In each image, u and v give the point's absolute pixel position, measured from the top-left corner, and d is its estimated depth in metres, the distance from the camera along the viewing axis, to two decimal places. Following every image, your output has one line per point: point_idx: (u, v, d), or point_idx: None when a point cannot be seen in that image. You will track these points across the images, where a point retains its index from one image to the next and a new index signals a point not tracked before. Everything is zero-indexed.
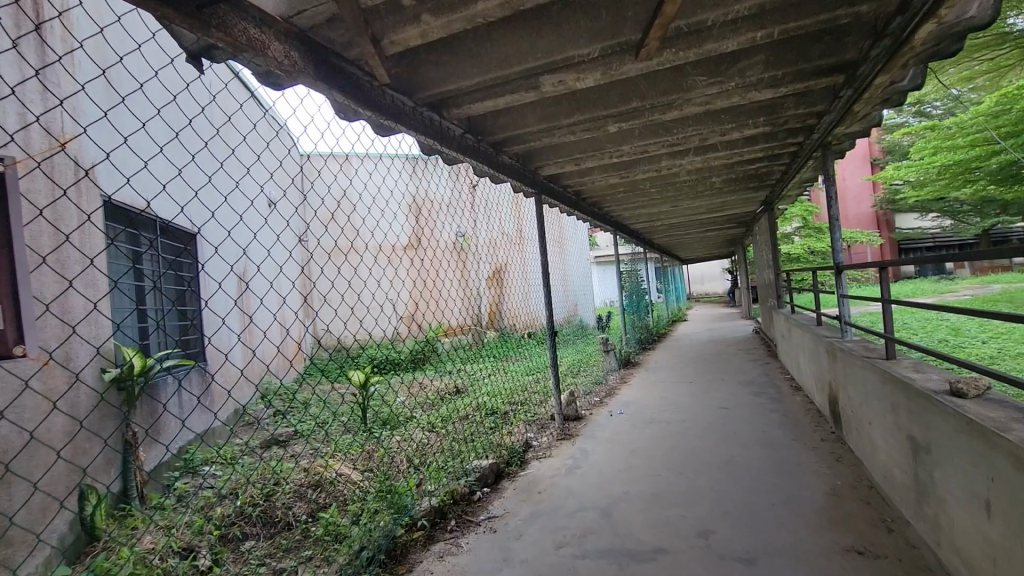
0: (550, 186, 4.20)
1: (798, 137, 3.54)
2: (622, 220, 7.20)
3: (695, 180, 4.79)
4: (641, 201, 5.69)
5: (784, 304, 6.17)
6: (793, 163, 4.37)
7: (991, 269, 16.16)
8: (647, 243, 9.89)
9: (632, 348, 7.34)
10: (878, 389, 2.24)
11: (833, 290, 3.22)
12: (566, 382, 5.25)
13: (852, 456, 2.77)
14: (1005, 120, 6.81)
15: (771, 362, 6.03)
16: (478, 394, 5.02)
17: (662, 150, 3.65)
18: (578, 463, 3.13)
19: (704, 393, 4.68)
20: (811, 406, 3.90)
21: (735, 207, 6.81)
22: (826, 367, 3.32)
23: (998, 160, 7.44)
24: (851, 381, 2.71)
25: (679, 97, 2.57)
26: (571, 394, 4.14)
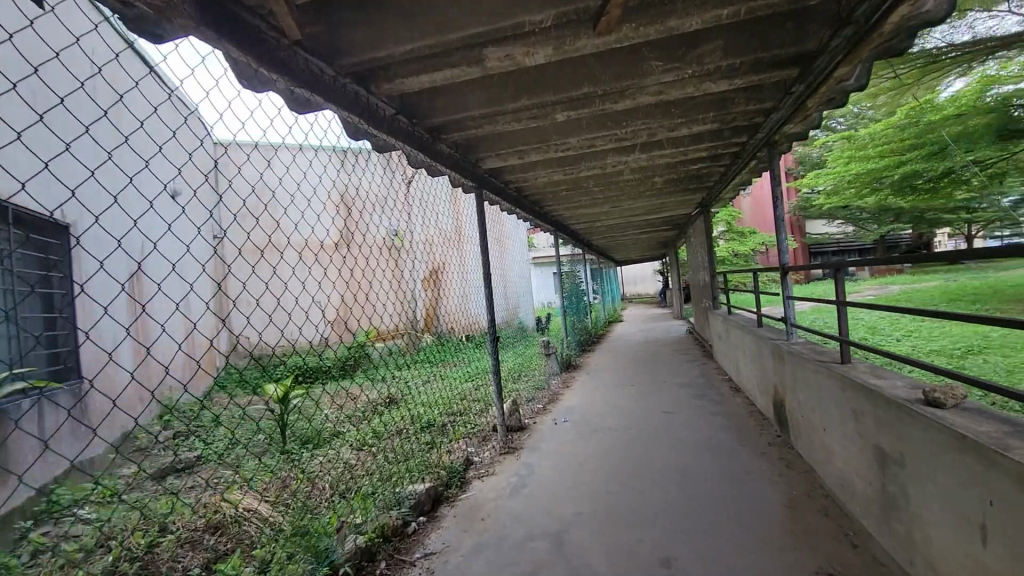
0: (490, 180, 3.92)
1: (742, 137, 3.50)
2: (562, 220, 7.04)
3: (637, 180, 4.70)
4: (582, 201, 5.56)
5: (719, 305, 6.28)
6: (732, 165, 4.38)
7: (888, 272, 17.75)
8: (585, 244, 9.86)
9: (574, 351, 7.22)
10: (836, 394, 2.16)
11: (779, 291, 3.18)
12: (507, 389, 5.00)
13: (802, 462, 2.72)
14: (910, 134, 7.33)
15: (708, 362, 6.10)
16: (413, 406, 4.64)
17: (608, 146, 3.49)
18: (523, 480, 2.88)
19: (647, 397, 4.59)
20: (753, 407, 3.88)
21: (673, 209, 6.87)
22: (771, 369, 3.28)
23: (903, 171, 8.01)
24: (801, 384, 2.65)
25: (633, 84, 2.38)
26: (514, 403, 3.89)
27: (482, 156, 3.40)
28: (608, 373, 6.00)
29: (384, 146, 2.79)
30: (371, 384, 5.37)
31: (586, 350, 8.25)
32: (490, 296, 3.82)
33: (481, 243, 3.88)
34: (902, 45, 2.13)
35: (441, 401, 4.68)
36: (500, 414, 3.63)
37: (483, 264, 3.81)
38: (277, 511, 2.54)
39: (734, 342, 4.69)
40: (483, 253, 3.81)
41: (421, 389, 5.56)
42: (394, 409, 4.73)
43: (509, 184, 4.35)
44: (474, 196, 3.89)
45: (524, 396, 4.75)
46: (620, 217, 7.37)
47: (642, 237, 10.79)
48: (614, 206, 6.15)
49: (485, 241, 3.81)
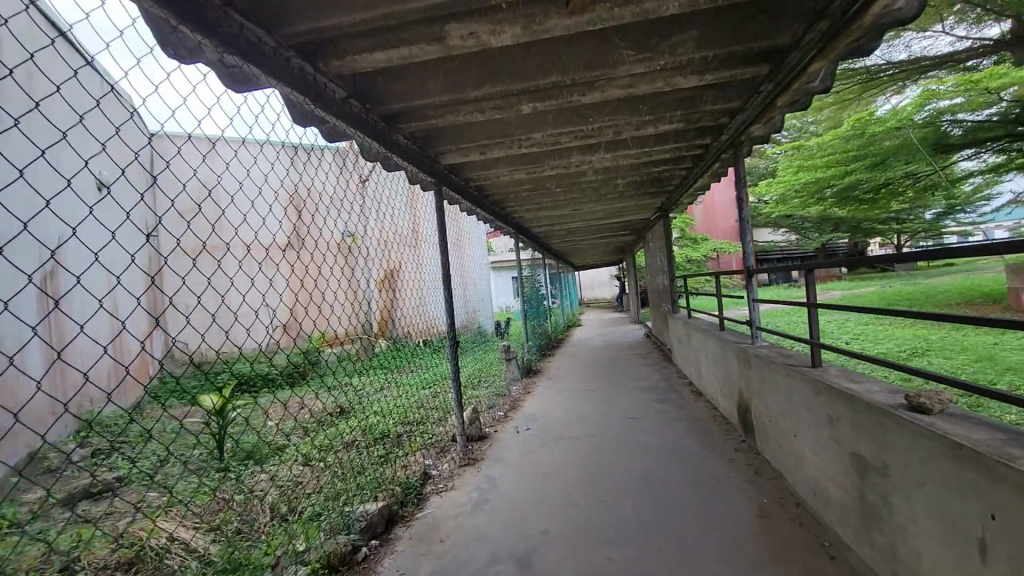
0: (450, 177, 3.74)
1: (706, 138, 3.47)
2: (523, 222, 6.93)
3: (600, 181, 4.63)
4: (544, 202, 5.44)
5: (678, 308, 6.31)
6: (694, 168, 4.37)
7: (829, 278, 18.67)
8: (545, 248, 9.78)
9: (534, 355, 7.10)
10: (809, 399, 2.09)
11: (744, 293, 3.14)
12: (467, 396, 4.80)
13: (771, 468, 2.67)
14: (854, 145, 7.67)
15: (668, 366, 6.10)
16: (366, 415, 4.37)
17: (573, 143, 3.37)
18: (484, 495, 2.70)
19: (610, 402, 4.50)
20: (716, 411, 3.85)
21: (632, 213, 6.87)
22: (736, 373, 3.24)
23: (847, 180, 8.36)
24: (769, 389, 2.60)
25: (603, 74, 2.27)
26: (474, 411, 3.69)
27: (442, 150, 3.21)
28: (570, 378, 5.90)
29: (333, 134, 2.56)
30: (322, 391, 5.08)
31: (546, 354, 8.15)
32: (449, 296, 3.62)
33: (439, 239, 3.67)
34: (871, 45, 2.12)
35: (397, 410, 4.43)
36: (460, 422, 3.43)
37: (442, 260, 3.61)
38: (207, 540, 2.25)
39: (695, 346, 4.68)
40: (440, 249, 3.60)
41: (376, 397, 5.28)
42: (346, 419, 4.44)
43: (470, 181, 4.17)
44: (433, 193, 3.68)
45: (484, 403, 4.56)
46: (581, 221, 7.33)
47: (601, 242, 10.84)
48: (576, 209, 6.08)
49: (443, 236, 3.61)
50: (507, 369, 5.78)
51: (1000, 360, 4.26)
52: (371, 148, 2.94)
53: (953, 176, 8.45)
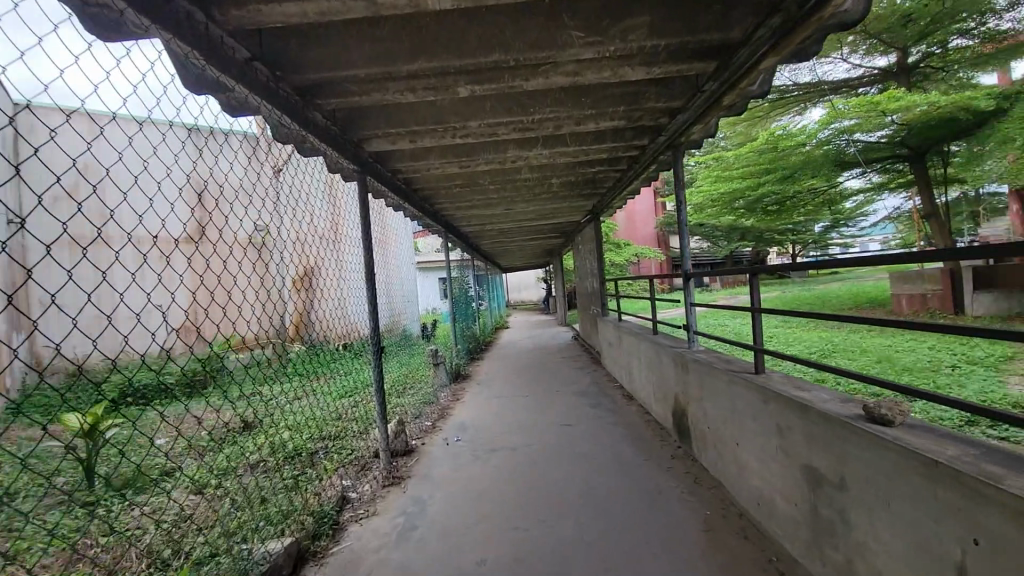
0: (375, 166, 3.40)
1: (644, 140, 3.42)
2: (452, 222, 6.70)
3: (535, 180, 4.49)
4: (475, 200, 5.21)
5: (607, 311, 6.32)
6: (628, 171, 4.34)
7: (737, 283, 19.99)
8: (474, 249, 9.53)
9: (463, 360, 6.84)
10: (754, 407, 2.03)
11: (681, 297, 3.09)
12: (390, 406, 4.45)
13: (709, 476, 2.62)
14: (767, 159, 8.15)
15: (597, 369, 6.08)
16: (275, 431, 3.89)
17: (511, 136, 3.18)
18: (412, 521, 2.42)
19: (542, 408, 4.35)
20: (648, 415, 3.82)
21: (564, 215, 6.82)
22: (671, 377, 3.19)
23: (759, 192, 8.89)
24: (709, 395, 2.54)
25: (550, 57, 2.09)
26: (399, 423, 3.38)
27: (367, 135, 2.89)
28: (500, 383, 5.71)
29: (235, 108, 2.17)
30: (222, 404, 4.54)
31: (475, 358, 7.91)
32: (371, 295, 3.28)
33: (360, 230, 3.26)
34: (814, 48, 2.10)
35: (311, 425, 3.99)
36: (382, 437, 3.10)
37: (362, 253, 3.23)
38: None
39: (626, 350, 4.66)
40: (359, 237, 3.21)
41: (286, 410, 4.79)
42: (250, 434, 3.93)
43: (397, 172, 3.83)
44: (356, 183, 3.34)
45: (409, 412, 4.24)
46: (512, 221, 7.20)
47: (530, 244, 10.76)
48: (509, 208, 5.91)
49: (364, 227, 3.22)
50: (435, 374, 5.48)
51: (895, 361, 4.63)
52: (282, 127, 2.56)
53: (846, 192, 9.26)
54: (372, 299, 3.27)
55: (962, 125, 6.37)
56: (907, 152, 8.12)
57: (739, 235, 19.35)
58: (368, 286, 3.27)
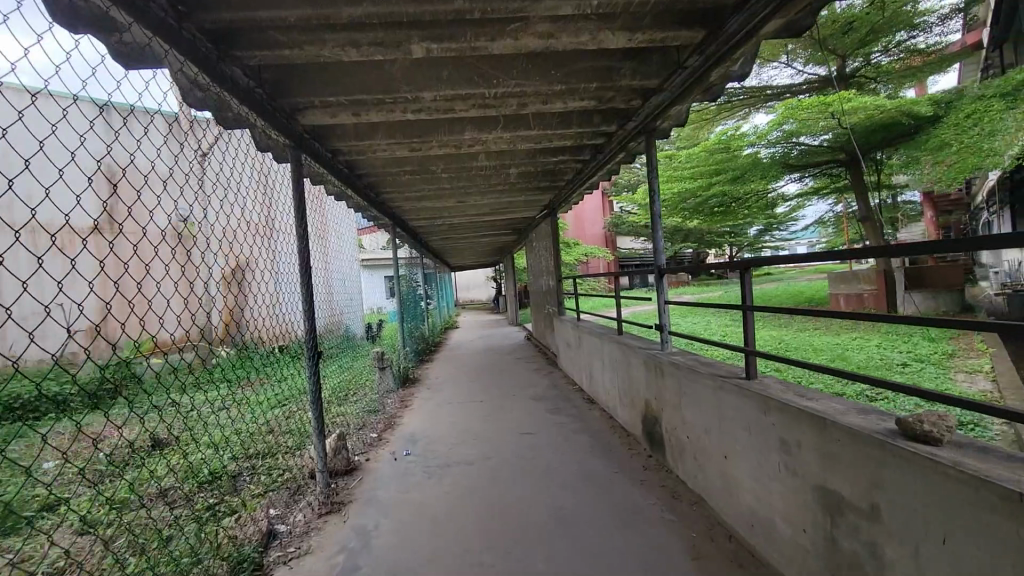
0: (313, 143, 2.97)
1: (612, 126, 3.17)
2: (399, 216, 6.26)
3: (492, 169, 4.18)
4: (425, 191, 4.82)
5: (564, 310, 6.08)
6: (590, 162, 4.11)
7: (680, 281, 20.45)
8: (422, 246, 9.06)
9: (411, 362, 6.41)
10: (751, 419, 1.80)
11: (654, 294, 2.85)
12: (329, 417, 3.98)
13: (687, 490, 2.40)
14: (717, 161, 8.22)
15: (553, 371, 5.83)
16: (193, 450, 3.36)
17: (470, 114, 2.84)
18: (355, 559, 2.04)
19: (500, 415, 4.02)
20: (613, 421, 3.58)
21: (518, 210, 6.53)
22: (642, 381, 2.96)
23: (708, 193, 9.00)
24: (689, 401, 2.31)
25: (523, 12, 1.78)
26: (339, 438, 2.96)
27: (302, 102, 2.47)
28: (452, 387, 5.33)
29: (134, 58, 1.74)
30: (130, 419, 3.93)
31: (423, 360, 7.47)
32: (307, 292, 2.82)
33: (296, 213, 2.79)
34: (809, 21, 1.92)
35: (236, 442, 3.47)
36: (319, 456, 2.68)
37: (299, 243, 2.78)
38: None
39: (586, 351, 4.43)
40: (295, 222, 2.76)
41: (210, 424, 4.21)
42: (160, 453, 3.36)
43: (339, 152, 3.39)
44: (291, 160, 2.88)
45: (351, 425, 3.80)
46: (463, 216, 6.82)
47: (482, 241, 10.41)
48: (462, 201, 5.55)
49: (301, 210, 2.77)
50: (380, 380, 5.04)
51: (848, 360, 4.64)
52: (194, 85, 2.09)
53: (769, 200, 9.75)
54: (309, 296, 2.83)
55: (900, 130, 6.61)
56: (846, 157, 8.43)
57: (682, 235, 19.85)
58: (305, 281, 2.81)
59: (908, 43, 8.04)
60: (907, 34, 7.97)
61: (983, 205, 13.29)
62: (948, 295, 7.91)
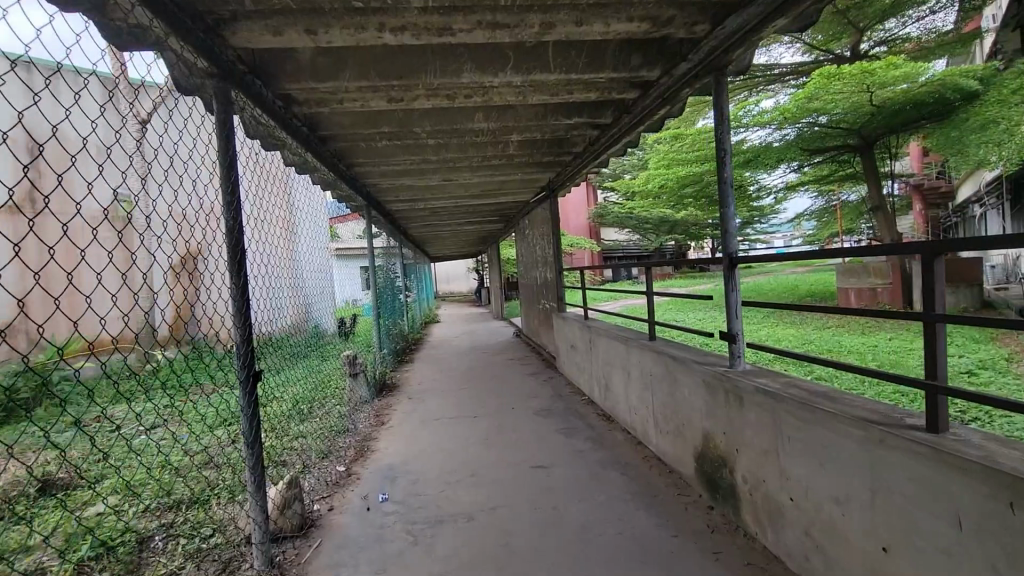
0: (245, 75, 2.06)
1: (654, 71, 2.45)
2: (375, 198, 5.44)
3: (489, 135, 3.42)
4: (407, 162, 3.98)
5: (564, 306, 5.33)
6: (610, 131, 3.39)
7: (664, 273, 19.87)
8: (401, 232, 8.16)
9: (388, 365, 5.62)
10: (966, 504, 1.10)
11: (720, 292, 2.11)
12: (281, 448, 3.18)
13: (785, 568, 1.71)
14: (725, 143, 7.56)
15: (552, 375, 5.09)
16: (95, 497, 2.54)
17: (475, 41, 2.07)
18: None
19: (499, 438, 3.27)
20: (644, 448, 2.88)
21: (511, 191, 5.73)
22: (698, 409, 2.24)
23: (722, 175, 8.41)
24: (798, 447, 1.61)
25: None
26: (289, 483, 2.15)
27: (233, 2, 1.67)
28: (437, 396, 4.55)
29: None
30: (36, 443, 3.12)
31: (402, 361, 6.68)
32: (235, 282, 1.85)
33: (218, 163, 1.83)
34: None
35: (160, 485, 2.67)
36: (257, 518, 1.87)
37: (223, 210, 1.83)
38: None
39: (600, 357, 3.70)
40: (217, 182, 1.83)
41: (135, 451, 3.40)
42: (54, 499, 2.53)
43: (293, 101, 2.58)
44: (221, 86, 1.92)
45: (308, 457, 3.01)
46: (449, 198, 6.02)
47: (466, 229, 9.60)
48: (448, 179, 4.74)
49: (228, 162, 1.84)
50: (350, 388, 4.26)
51: (901, 367, 4.01)
52: None
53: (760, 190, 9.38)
54: (240, 294, 1.87)
55: (928, 105, 6.06)
56: (858, 142, 7.83)
57: (669, 225, 19.35)
58: (230, 267, 1.86)
59: (907, 28, 7.70)
60: (924, 12, 7.33)
61: (975, 198, 13.03)
62: (966, 291, 7.41)
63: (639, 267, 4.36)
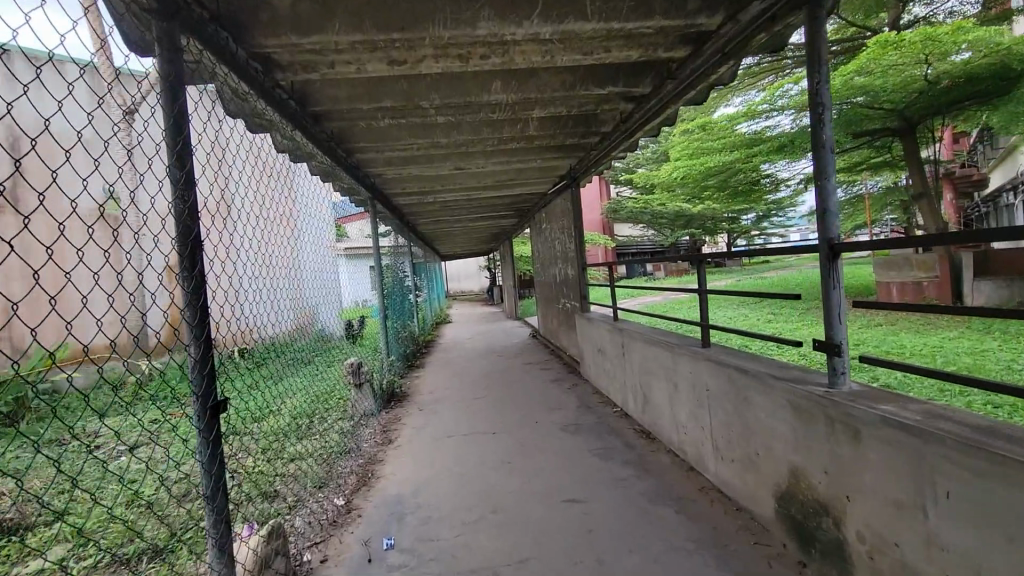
0: (201, 24, 1.58)
1: (714, 17, 2.01)
2: (381, 191, 5.02)
3: (506, 111, 2.97)
4: (413, 146, 3.53)
5: (588, 305, 4.87)
6: (650, 103, 2.92)
7: (679, 270, 19.27)
8: (410, 230, 7.76)
9: (397, 371, 5.19)
10: None
11: (821, 289, 1.62)
12: (273, 477, 2.81)
13: None
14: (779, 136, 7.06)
15: (576, 381, 4.63)
16: (49, 544, 2.17)
17: None
18: None
19: (523, 459, 2.84)
20: (699, 475, 2.42)
21: (528, 181, 5.26)
22: (781, 436, 1.78)
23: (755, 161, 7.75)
24: (962, 506, 1.15)
25: None
26: (266, 537, 1.73)
27: None
28: (450, 407, 4.11)
29: None
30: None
31: (412, 366, 6.29)
32: (187, 289, 1.41)
33: (163, 134, 1.37)
34: None
35: (129, 523, 2.30)
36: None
37: (170, 193, 1.39)
38: None
39: (636, 364, 3.24)
40: (163, 158, 1.39)
41: (113, 477, 3.04)
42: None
43: (274, 64, 2.15)
44: (167, 28, 1.43)
45: (301, 489, 2.61)
46: (460, 191, 5.58)
47: (477, 225, 9.14)
48: (460, 167, 4.30)
49: (175, 130, 1.39)
50: (355, 399, 3.86)
51: (981, 372, 3.49)
52: None
53: (778, 181, 9.04)
54: (195, 304, 1.43)
55: (986, 81, 5.53)
56: (899, 126, 7.27)
57: (685, 220, 18.77)
58: (183, 269, 1.41)
59: (929, 16, 7.25)
60: None
61: (1010, 188, 12.33)
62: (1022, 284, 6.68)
63: (657, 259, 3.88)
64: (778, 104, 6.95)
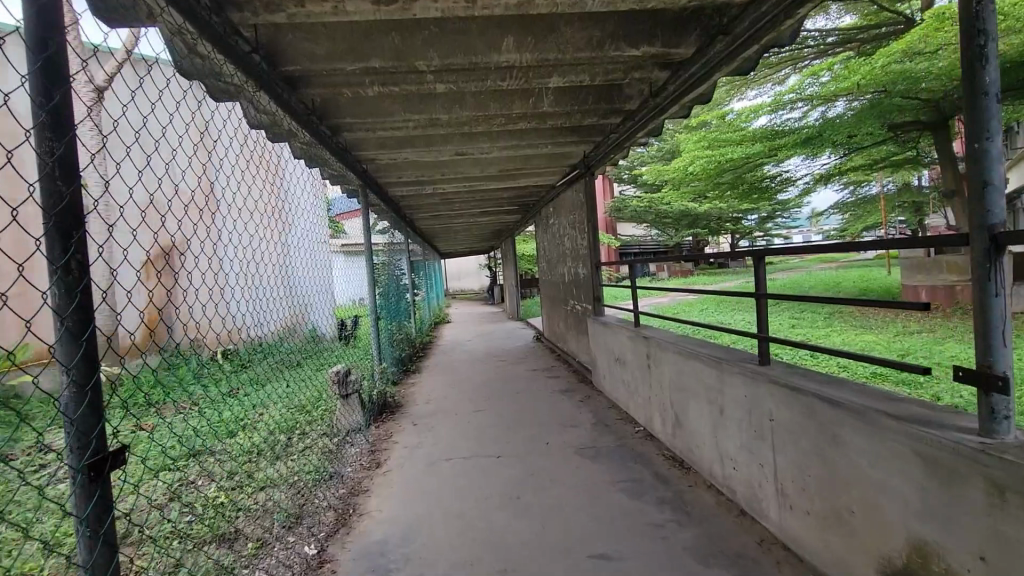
0: None
1: None
2: (374, 178, 4.52)
3: (518, 79, 2.51)
4: (408, 122, 3.06)
5: (602, 307, 4.40)
6: (694, 70, 2.47)
7: (682, 270, 18.77)
8: (407, 224, 7.30)
9: (390, 378, 4.71)
10: None
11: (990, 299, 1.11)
12: (236, 509, 2.36)
13: None
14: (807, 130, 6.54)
15: (587, 392, 4.17)
16: None
17: None
18: None
19: (535, 493, 2.38)
20: (755, 524, 1.96)
21: (535, 171, 4.80)
22: (893, 493, 1.33)
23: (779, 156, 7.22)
24: None
25: None
26: None
27: None
28: (447, 422, 3.65)
29: None
30: None
31: (407, 370, 5.81)
32: (54, 285, 0.94)
33: (20, 51, 0.91)
34: None
35: None
36: None
37: (33, 141, 0.92)
38: None
39: (667, 378, 2.77)
40: (21, 88, 0.93)
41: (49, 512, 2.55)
42: None
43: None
44: None
45: (267, 529, 2.15)
46: (461, 181, 5.11)
47: (478, 221, 8.66)
48: (460, 151, 3.83)
49: (43, 51, 0.93)
50: (340, 413, 3.39)
51: None
52: None
53: (795, 177, 8.57)
54: (64, 313, 0.95)
55: None
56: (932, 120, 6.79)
57: (690, 220, 18.27)
58: (49, 257, 0.94)
59: None
60: None
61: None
62: None
63: (668, 260, 3.37)
64: (806, 93, 6.44)
